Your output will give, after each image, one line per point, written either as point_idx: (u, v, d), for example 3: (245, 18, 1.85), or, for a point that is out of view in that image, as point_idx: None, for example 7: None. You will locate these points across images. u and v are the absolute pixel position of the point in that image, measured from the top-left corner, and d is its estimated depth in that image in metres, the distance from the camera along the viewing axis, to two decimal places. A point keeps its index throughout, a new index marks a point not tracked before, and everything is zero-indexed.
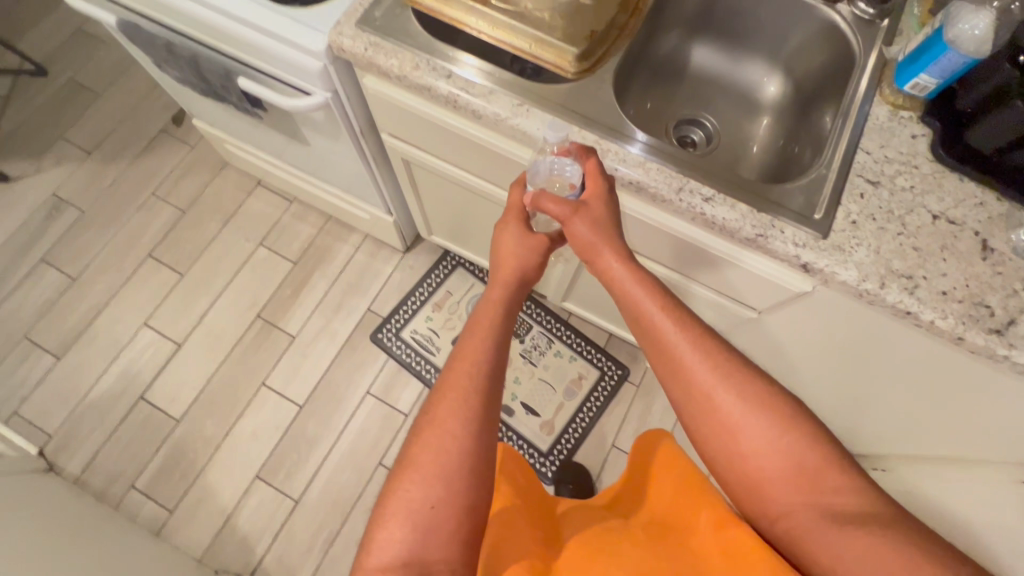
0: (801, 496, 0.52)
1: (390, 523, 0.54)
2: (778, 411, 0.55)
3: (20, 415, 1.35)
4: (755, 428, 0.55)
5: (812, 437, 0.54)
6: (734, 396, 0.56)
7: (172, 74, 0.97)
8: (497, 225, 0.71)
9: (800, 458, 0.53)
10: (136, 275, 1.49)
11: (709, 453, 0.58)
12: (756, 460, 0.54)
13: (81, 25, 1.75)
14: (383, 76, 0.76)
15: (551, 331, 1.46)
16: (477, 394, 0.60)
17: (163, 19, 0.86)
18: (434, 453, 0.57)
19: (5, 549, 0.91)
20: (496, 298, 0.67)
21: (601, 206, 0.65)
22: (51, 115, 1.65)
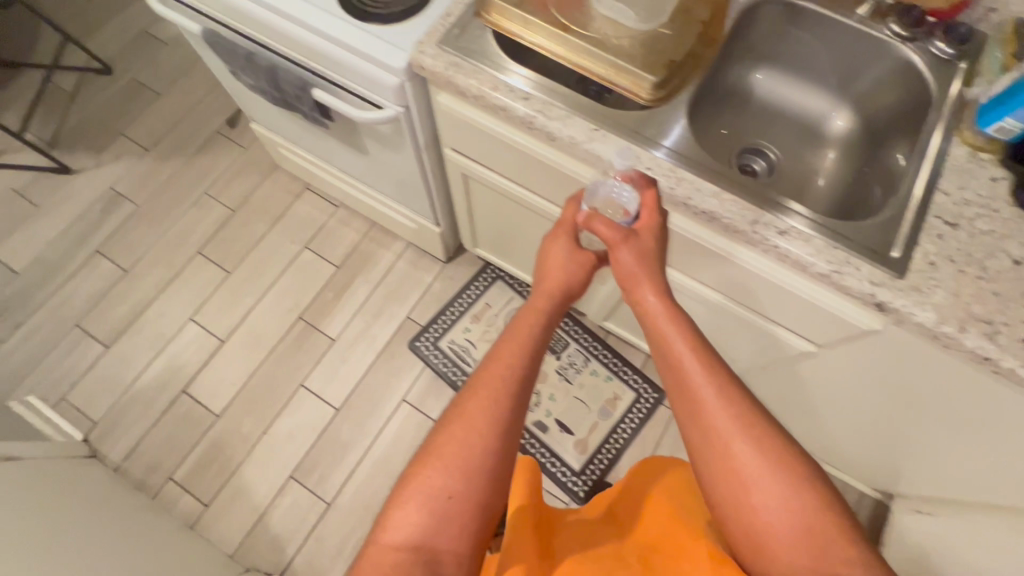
0: (807, 560, 0.50)
1: (407, 506, 0.56)
2: (797, 469, 0.53)
3: (68, 401, 1.40)
4: (770, 483, 0.52)
5: (824, 503, 0.52)
6: (754, 446, 0.54)
7: (246, 82, 1.01)
8: (547, 235, 0.71)
9: (812, 521, 0.51)
10: (185, 270, 1.53)
11: (714, 498, 0.55)
12: (765, 516, 0.52)
13: (147, 26, 1.82)
14: (459, 95, 0.78)
15: (588, 349, 1.46)
16: (508, 397, 0.59)
17: (247, 31, 0.89)
18: (459, 448, 0.57)
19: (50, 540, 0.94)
20: (540, 306, 0.66)
21: (650, 241, 0.66)
22: (113, 112, 1.71)
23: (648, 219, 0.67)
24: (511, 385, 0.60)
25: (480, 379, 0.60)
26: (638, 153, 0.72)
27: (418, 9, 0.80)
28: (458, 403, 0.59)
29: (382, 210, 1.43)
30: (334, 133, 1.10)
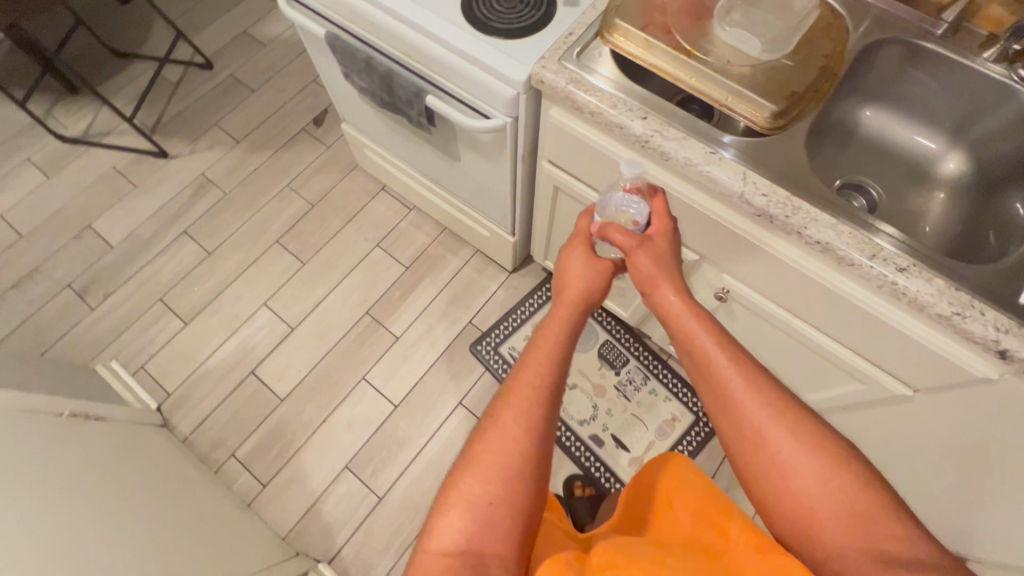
0: (852, 538, 0.52)
1: (446, 516, 0.56)
2: (834, 453, 0.56)
3: (146, 370, 1.47)
4: (807, 467, 0.55)
5: (864, 482, 0.54)
6: (786, 435, 0.57)
7: (357, 84, 1.06)
8: (563, 250, 0.73)
9: (853, 501, 0.53)
10: (263, 257, 1.60)
11: (756, 488, 0.58)
12: (801, 498, 0.55)
13: (248, 27, 1.94)
14: (572, 110, 0.81)
15: (647, 367, 1.45)
16: (540, 404, 0.61)
17: (369, 37, 0.95)
18: (496, 455, 0.58)
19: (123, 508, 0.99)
20: (564, 318, 0.66)
21: (663, 244, 0.69)
22: (210, 104, 1.82)
23: (659, 225, 0.70)
24: (541, 392, 0.61)
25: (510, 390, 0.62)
26: (753, 176, 0.72)
27: (540, 28, 0.84)
28: (489, 418, 0.61)
29: (456, 216, 1.47)
30: (431, 139, 1.15)
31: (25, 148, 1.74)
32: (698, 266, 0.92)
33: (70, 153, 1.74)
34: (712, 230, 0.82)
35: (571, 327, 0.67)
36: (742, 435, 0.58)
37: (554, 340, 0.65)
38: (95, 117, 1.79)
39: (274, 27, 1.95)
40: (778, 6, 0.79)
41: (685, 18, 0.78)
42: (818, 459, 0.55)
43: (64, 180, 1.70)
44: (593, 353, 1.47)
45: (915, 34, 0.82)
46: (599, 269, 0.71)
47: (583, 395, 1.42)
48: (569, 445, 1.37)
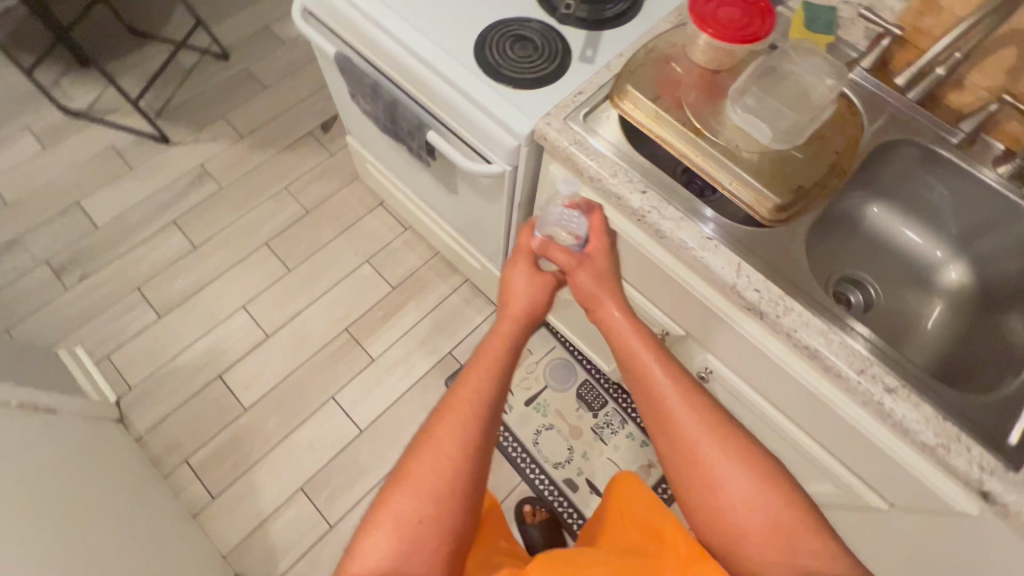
0: (779, 557, 0.54)
1: (375, 533, 0.58)
2: (761, 469, 0.59)
3: (112, 360, 1.43)
4: (737, 481, 0.58)
5: (790, 500, 0.57)
6: (718, 449, 0.60)
7: (361, 106, 1.04)
8: (508, 263, 0.78)
9: (778, 517, 0.56)
10: (250, 258, 1.56)
11: (688, 501, 0.61)
12: (732, 513, 0.57)
13: (269, 23, 1.93)
14: (572, 170, 0.79)
15: (626, 411, 1.41)
16: (476, 416, 0.64)
17: (379, 64, 0.93)
18: (428, 471, 0.60)
19: (60, 508, 0.93)
20: (506, 331, 0.72)
21: (602, 261, 0.75)
22: (220, 95, 1.80)
23: (595, 241, 0.76)
24: (479, 401, 0.65)
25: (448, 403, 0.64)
26: (748, 269, 0.69)
27: (550, 82, 0.82)
28: (425, 433, 0.64)
29: (449, 244, 1.44)
30: (430, 170, 1.12)
31: (25, 116, 1.72)
32: (683, 341, 0.89)
33: (70, 126, 1.71)
34: (700, 312, 0.79)
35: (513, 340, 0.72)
36: (677, 449, 0.62)
37: (495, 348, 0.70)
38: (101, 94, 1.77)
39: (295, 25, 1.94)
40: (795, 91, 0.76)
41: (699, 93, 0.76)
42: (747, 472, 0.58)
43: (60, 154, 1.67)
44: (572, 393, 1.42)
45: (931, 138, 0.80)
46: (540, 280, 0.76)
47: (558, 436, 1.38)
48: (542, 487, 1.33)
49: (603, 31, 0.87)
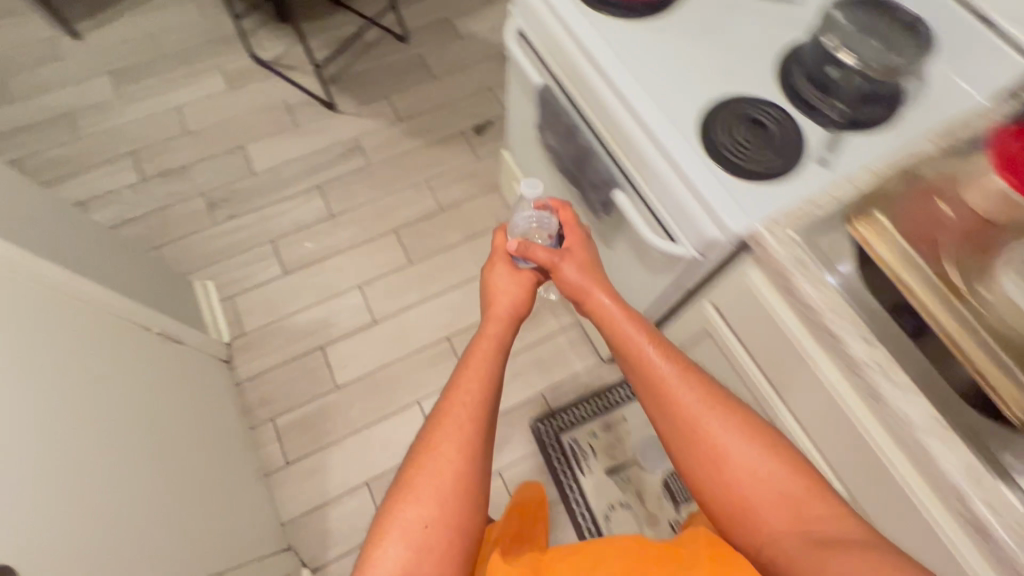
0: (791, 523, 0.57)
1: (388, 539, 0.60)
2: (756, 439, 0.62)
3: (234, 302, 1.51)
4: (736, 454, 0.62)
5: (786, 467, 0.60)
6: (718, 425, 0.64)
7: (546, 140, 1.00)
8: (487, 268, 0.88)
9: (778, 485, 0.59)
10: (377, 240, 1.59)
11: (699, 485, 0.64)
12: (738, 486, 0.60)
13: (452, 16, 1.96)
14: (779, 286, 0.69)
15: None
16: (475, 403, 0.68)
17: (584, 108, 0.89)
18: (436, 470, 0.63)
19: (167, 445, 0.97)
20: (490, 333, 0.78)
21: (581, 251, 0.85)
22: (390, 74, 1.85)
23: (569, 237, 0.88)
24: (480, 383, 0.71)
25: (448, 399, 0.69)
26: (985, 477, 0.56)
27: (778, 183, 0.73)
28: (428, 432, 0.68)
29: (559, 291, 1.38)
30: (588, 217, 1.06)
31: (222, 56, 1.86)
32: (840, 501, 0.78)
33: (255, 74, 1.83)
34: (880, 480, 0.68)
35: (500, 340, 0.78)
36: (681, 431, 0.65)
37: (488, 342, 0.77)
38: (289, 50, 1.88)
39: (476, 23, 1.96)
40: None
41: (965, 246, 0.67)
42: (746, 445, 0.62)
43: (240, 97, 1.79)
44: (658, 478, 1.32)
45: None
46: (521, 281, 0.85)
47: (632, 518, 1.28)
48: None
49: (845, 134, 0.76)
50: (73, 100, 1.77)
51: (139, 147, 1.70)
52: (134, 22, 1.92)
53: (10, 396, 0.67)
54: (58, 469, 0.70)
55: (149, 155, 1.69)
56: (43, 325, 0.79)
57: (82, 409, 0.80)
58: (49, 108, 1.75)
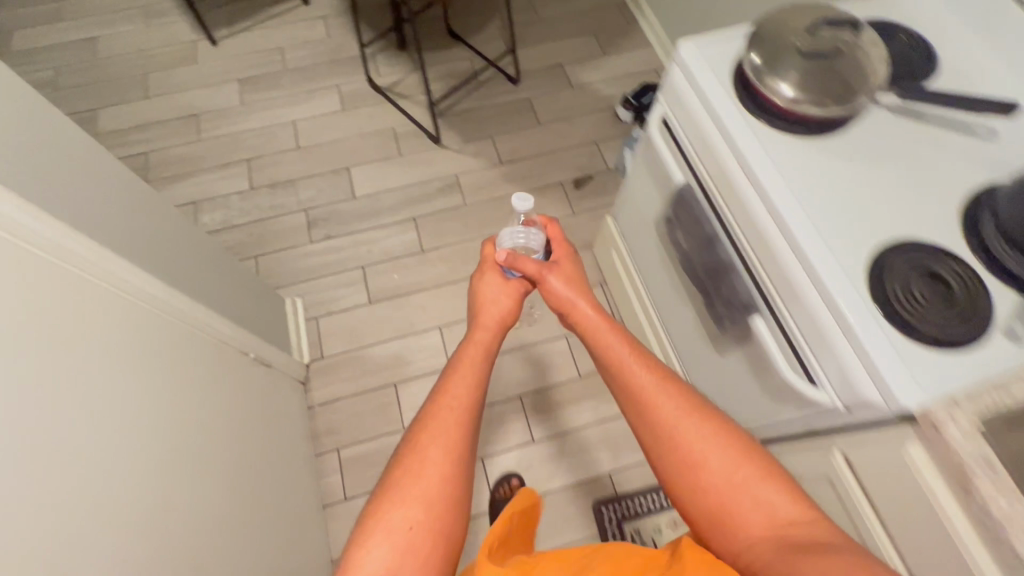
0: (772, 529, 0.60)
1: (380, 534, 0.60)
2: (733, 447, 0.66)
3: (317, 323, 1.53)
4: (717, 462, 0.65)
5: (760, 473, 0.63)
6: (700, 434, 0.67)
7: (676, 238, 0.97)
8: (476, 278, 0.91)
9: (755, 492, 0.62)
10: (462, 282, 1.58)
11: (686, 496, 0.66)
12: (721, 494, 0.63)
13: (565, 63, 1.96)
14: (950, 475, 0.61)
15: None
16: (466, 398, 0.72)
17: (729, 219, 0.84)
18: (425, 468, 0.65)
19: (242, 484, 0.98)
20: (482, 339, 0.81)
21: (568, 266, 0.93)
22: (497, 114, 1.86)
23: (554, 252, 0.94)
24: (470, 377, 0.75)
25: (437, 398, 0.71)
26: None
27: (953, 356, 0.65)
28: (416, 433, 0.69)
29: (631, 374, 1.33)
30: (703, 316, 1.01)
31: (341, 76, 1.93)
32: None
33: (369, 99, 1.88)
34: None
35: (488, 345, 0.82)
36: (661, 442, 0.68)
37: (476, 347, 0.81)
38: (404, 78, 1.92)
39: (588, 73, 1.94)
40: None
41: None
42: (724, 454, 0.65)
43: (352, 119, 1.85)
44: None
45: None
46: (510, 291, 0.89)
47: None
48: None
49: None
50: (202, 102, 1.88)
51: (253, 155, 1.78)
52: (266, 34, 2.03)
53: (111, 450, 0.68)
54: (148, 523, 0.71)
55: (260, 165, 1.76)
56: (149, 364, 0.81)
57: (177, 454, 0.82)
58: (179, 108, 1.87)
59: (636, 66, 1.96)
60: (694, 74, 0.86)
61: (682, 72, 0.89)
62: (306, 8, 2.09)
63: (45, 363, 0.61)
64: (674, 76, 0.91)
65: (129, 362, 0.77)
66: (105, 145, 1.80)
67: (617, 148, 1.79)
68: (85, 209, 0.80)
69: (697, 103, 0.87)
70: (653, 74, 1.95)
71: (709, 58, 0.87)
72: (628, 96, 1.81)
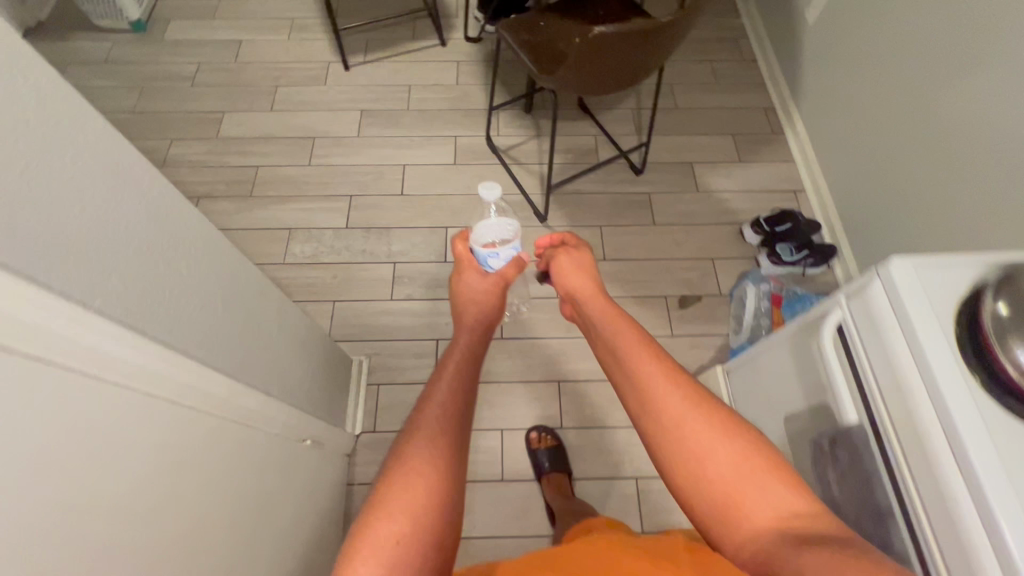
0: (777, 519, 0.55)
1: (375, 515, 0.55)
2: (731, 431, 0.61)
3: (378, 390, 1.45)
4: (720, 450, 0.59)
5: (761, 458, 0.58)
6: (700, 421, 0.62)
7: (832, 475, 0.82)
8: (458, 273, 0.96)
9: (755, 475, 0.57)
10: (536, 384, 1.46)
11: (687, 492, 0.60)
12: (725, 486, 0.58)
13: (695, 163, 1.82)
14: None
15: None
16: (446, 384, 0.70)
17: (913, 504, 0.66)
18: (395, 460, 0.61)
19: None
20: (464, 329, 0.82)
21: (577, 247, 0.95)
22: (611, 204, 1.73)
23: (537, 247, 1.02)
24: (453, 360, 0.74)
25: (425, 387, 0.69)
26: None
27: None
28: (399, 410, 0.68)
29: None
30: None
31: (460, 128, 1.87)
32: None
33: (483, 157, 1.81)
34: None
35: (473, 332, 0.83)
36: (665, 425, 0.63)
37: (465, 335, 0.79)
38: (523, 143, 1.84)
39: (717, 179, 1.79)
40: None
41: None
42: (728, 443, 0.59)
43: (461, 176, 1.78)
44: None
45: None
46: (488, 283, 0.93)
47: None
48: None
49: None
50: (320, 126, 1.87)
51: (356, 193, 1.74)
52: (398, 69, 2.01)
53: None
54: None
55: (361, 204, 1.72)
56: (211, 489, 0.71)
57: None
58: (299, 127, 1.87)
59: (773, 182, 1.79)
60: (904, 310, 0.69)
61: (888, 295, 0.72)
62: (441, 49, 2.06)
63: (69, 567, 0.46)
64: (875, 300, 0.73)
65: (166, 523, 0.60)
66: (222, 151, 1.82)
67: (734, 271, 1.62)
68: (179, 307, 0.66)
69: (901, 340, 0.69)
70: (789, 195, 1.76)
71: (928, 292, 0.70)
72: (760, 218, 1.64)
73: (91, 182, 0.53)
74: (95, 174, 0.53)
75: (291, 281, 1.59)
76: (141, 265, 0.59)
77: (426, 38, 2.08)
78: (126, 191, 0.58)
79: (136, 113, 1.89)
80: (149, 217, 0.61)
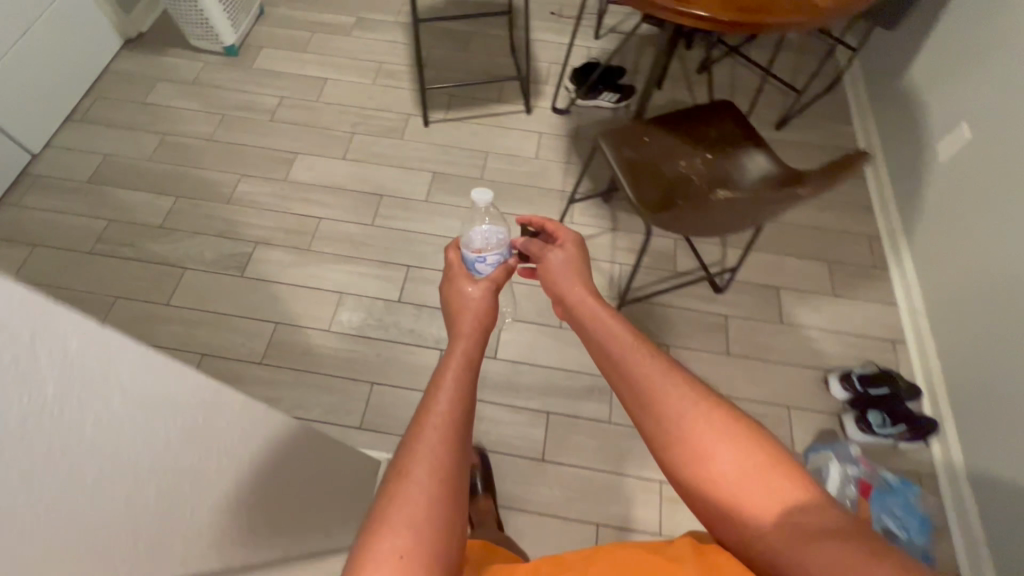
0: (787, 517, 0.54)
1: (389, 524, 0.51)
2: (729, 427, 0.59)
3: None
4: (726, 452, 0.57)
5: (761, 451, 0.57)
6: (705, 421, 0.60)
7: None
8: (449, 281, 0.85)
9: (764, 473, 0.56)
10: (571, 521, 1.32)
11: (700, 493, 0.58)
12: (738, 491, 0.56)
13: (781, 288, 1.65)
14: None
15: None
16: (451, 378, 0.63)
17: None
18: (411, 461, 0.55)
19: None
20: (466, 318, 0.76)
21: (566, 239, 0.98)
22: (683, 322, 1.58)
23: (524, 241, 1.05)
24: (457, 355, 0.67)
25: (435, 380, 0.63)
26: None
27: None
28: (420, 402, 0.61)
29: None
30: None
31: (533, 209, 1.77)
32: None
33: None
34: None
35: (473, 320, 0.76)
36: (672, 428, 0.60)
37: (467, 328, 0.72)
38: (597, 235, 1.72)
39: (805, 311, 1.61)
40: None
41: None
42: (734, 444, 0.57)
43: None
44: None
45: None
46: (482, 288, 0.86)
47: None
48: None
49: None
50: (389, 184, 1.80)
51: (415, 264, 1.66)
52: (478, 132, 1.93)
53: None
54: None
55: (418, 278, 1.63)
56: None
57: None
58: (368, 182, 1.81)
59: (869, 325, 1.60)
60: None
61: None
62: (526, 116, 1.97)
63: None
64: None
65: None
66: (288, 195, 1.77)
67: (812, 426, 1.44)
68: (195, 505, 0.55)
69: None
70: (886, 343, 1.57)
71: None
72: (853, 372, 1.46)
73: (132, 421, 0.43)
74: (139, 409, 0.44)
75: (334, 351, 1.51)
76: (156, 478, 0.48)
77: (512, 102, 2.00)
78: (159, 415, 0.46)
79: (212, 142, 1.88)
80: (179, 436, 0.50)
